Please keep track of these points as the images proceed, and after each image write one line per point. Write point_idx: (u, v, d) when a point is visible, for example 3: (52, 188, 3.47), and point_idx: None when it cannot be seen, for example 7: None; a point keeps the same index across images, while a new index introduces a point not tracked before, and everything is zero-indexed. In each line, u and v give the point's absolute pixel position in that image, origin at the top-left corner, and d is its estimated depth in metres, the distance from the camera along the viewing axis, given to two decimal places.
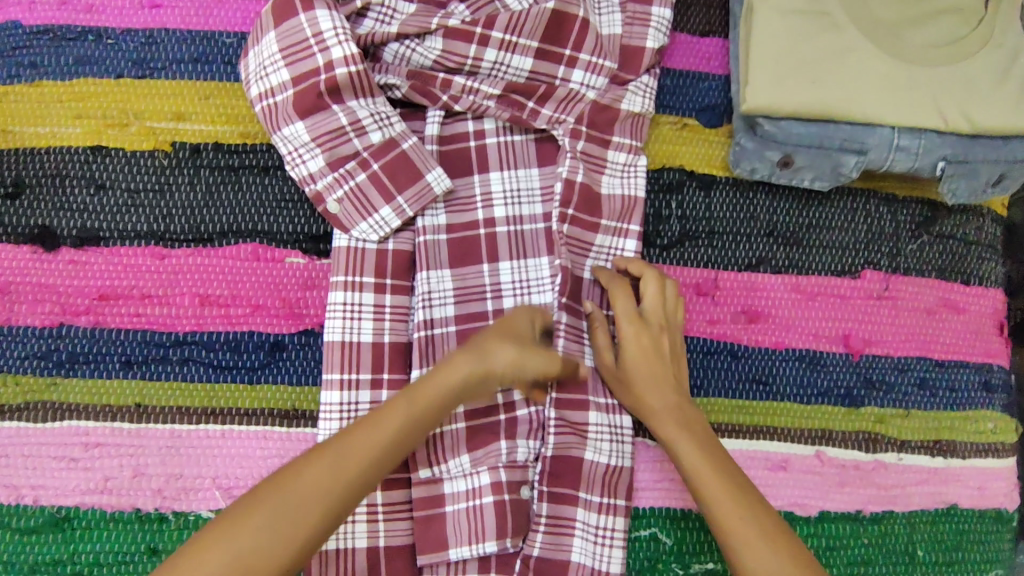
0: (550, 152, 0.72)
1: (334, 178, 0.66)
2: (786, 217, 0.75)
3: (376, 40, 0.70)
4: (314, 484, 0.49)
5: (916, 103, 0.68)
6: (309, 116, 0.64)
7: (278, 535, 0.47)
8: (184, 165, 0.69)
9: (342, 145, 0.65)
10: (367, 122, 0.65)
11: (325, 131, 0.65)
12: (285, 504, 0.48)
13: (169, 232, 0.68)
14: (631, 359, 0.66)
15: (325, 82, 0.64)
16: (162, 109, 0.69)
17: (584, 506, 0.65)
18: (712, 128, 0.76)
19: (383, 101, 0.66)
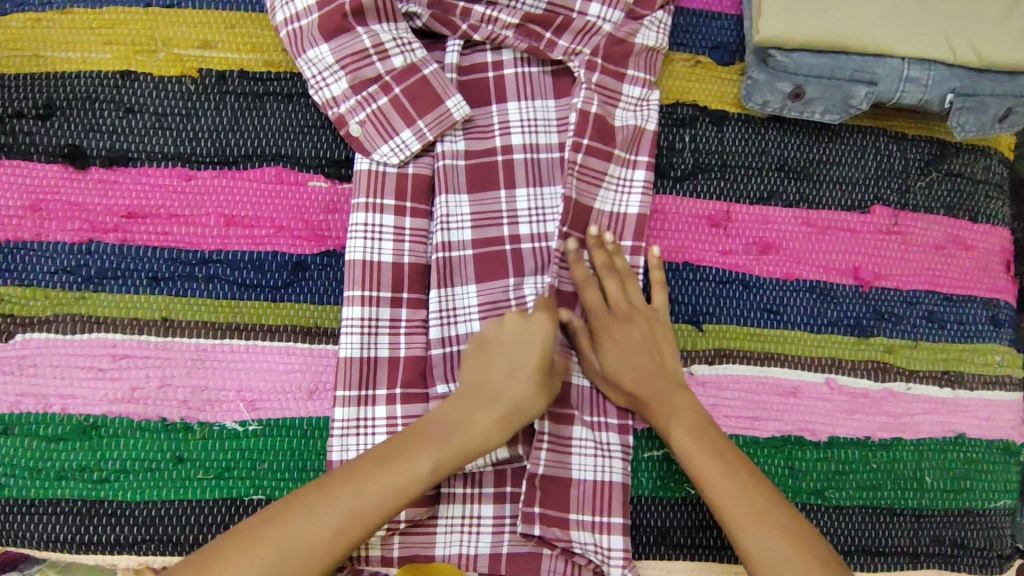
0: (566, 84, 0.73)
1: (356, 102, 0.67)
2: (797, 153, 0.76)
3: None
4: (355, 492, 0.55)
5: (924, 36, 0.69)
6: (334, 38, 0.66)
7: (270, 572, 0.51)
8: (210, 91, 0.70)
9: (364, 69, 0.67)
10: (390, 46, 0.67)
11: (349, 53, 0.66)
12: (337, 501, 0.54)
13: (195, 154, 0.69)
14: (614, 358, 0.66)
15: (351, 4, 0.65)
16: (190, 37, 0.71)
17: (580, 423, 0.66)
18: (725, 65, 0.77)
19: (405, 27, 0.68)
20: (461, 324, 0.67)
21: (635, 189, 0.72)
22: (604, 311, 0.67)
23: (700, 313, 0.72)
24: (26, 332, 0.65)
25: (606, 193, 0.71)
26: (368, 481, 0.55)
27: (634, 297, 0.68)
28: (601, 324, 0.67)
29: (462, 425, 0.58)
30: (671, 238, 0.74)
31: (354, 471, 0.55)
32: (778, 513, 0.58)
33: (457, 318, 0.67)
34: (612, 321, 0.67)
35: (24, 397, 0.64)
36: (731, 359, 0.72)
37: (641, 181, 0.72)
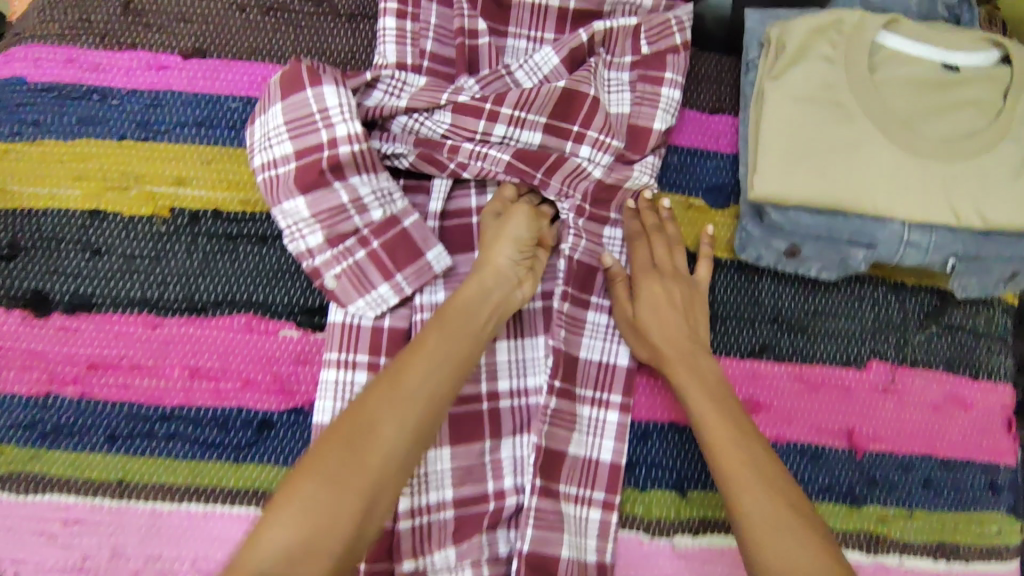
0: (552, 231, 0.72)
1: (333, 254, 0.64)
2: (792, 303, 0.73)
3: (382, 113, 0.69)
4: (417, 380, 0.55)
5: (928, 200, 0.66)
6: (310, 192, 0.63)
7: (361, 461, 0.50)
8: (182, 232, 0.68)
9: (341, 222, 0.64)
10: (368, 200, 0.64)
11: (326, 208, 0.63)
12: (400, 401, 0.53)
13: (162, 300, 0.66)
14: (644, 306, 0.66)
15: (328, 160, 0.63)
16: (162, 173, 0.68)
17: None
18: (720, 208, 0.74)
19: (386, 176, 0.65)
20: (432, 491, 0.64)
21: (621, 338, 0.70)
22: (639, 270, 0.68)
23: (687, 477, 0.68)
24: None
25: (592, 342, 0.69)
26: (422, 367, 0.55)
27: (665, 258, 0.68)
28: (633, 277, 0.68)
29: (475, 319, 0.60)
30: (655, 395, 0.70)
31: (412, 359, 0.56)
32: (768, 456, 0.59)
33: (428, 484, 0.64)
34: (645, 273, 0.68)
35: None
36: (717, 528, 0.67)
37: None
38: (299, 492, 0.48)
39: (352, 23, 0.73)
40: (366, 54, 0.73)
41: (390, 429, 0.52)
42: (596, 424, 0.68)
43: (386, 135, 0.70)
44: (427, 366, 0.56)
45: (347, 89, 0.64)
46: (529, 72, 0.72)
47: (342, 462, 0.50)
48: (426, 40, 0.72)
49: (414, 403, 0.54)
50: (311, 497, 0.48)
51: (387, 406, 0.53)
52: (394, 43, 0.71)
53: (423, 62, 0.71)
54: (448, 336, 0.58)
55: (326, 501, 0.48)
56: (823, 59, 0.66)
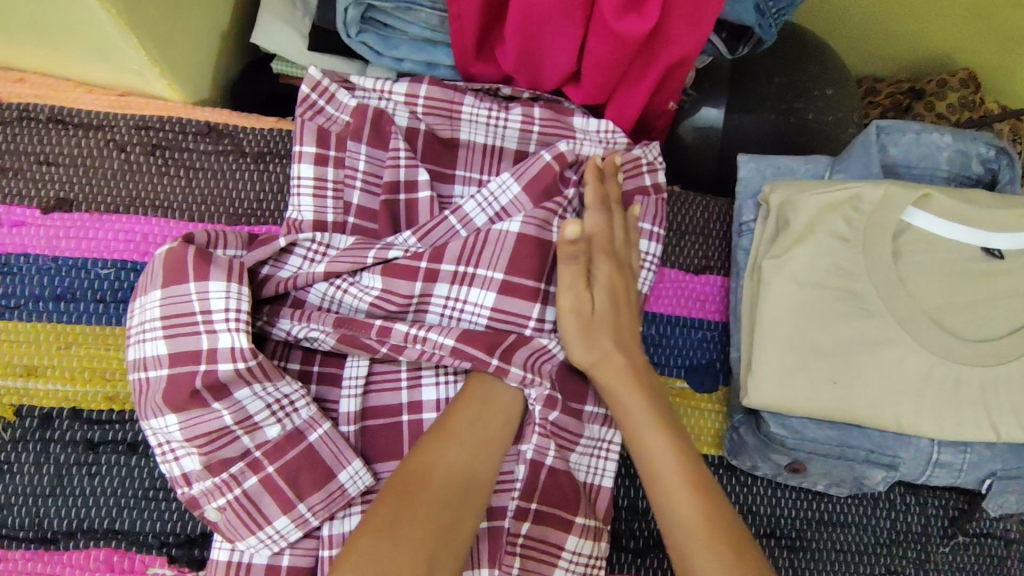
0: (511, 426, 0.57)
1: (213, 484, 0.50)
2: (791, 513, 0.60)
3: (296, 284, 0.55)
4: (458, 440, 0.50)
5: (963, 412, 0.53)
6: (183, 411, 0.49)
7: (439, 505, 0.46)
8: (31, 438, 0.54)
9: (224, 447, 0.50)
10: (261, 418, 0.52)
11: (203, 433, 0.50)
12: (452, 463, 0.48)
13: (5, 527, 0.53)
14: (603, 299, 0.55)
15: (205, 378, 0.50)
16: (9, 361, 0.55)
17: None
18: (706, 392, 0.61)
19: (288, 382, 0.53)
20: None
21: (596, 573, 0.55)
22: (598, 244, 0.56)
23: None
24: None
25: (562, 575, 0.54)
26: (464, 423, 0.51)
27: (623, 236, 0.58)
28: (591, 252, 0.56)
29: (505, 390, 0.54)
30: None
31: (448, 422, 0.51)
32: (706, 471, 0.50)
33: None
34: (600, 249, 0.56)
35: None
36: None
37: (602, 561, 0.55)
38: (375, 534, 0.44)
39: (259, 165, 0.60)
40: (275, 202, 0.60)
41: (449, 485, 0.47)
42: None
43: (301, 311, 0.55)
44: (471, 419, 0.51)
45: (240, 283, 0.52)
46: (483, 202, 0.58)
47: (411, 514, 0.45)
48: (351, 191, 0.59)
49: (462, 458, 0.49)
50: (403, 538, 0.44)
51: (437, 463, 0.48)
52: (312, 196, 0.58)
53: (347, 218, 0.59)
54: (484, 407, 0.52)
55: (403, 547, 0.43)
56: (834, 237, 0.54)
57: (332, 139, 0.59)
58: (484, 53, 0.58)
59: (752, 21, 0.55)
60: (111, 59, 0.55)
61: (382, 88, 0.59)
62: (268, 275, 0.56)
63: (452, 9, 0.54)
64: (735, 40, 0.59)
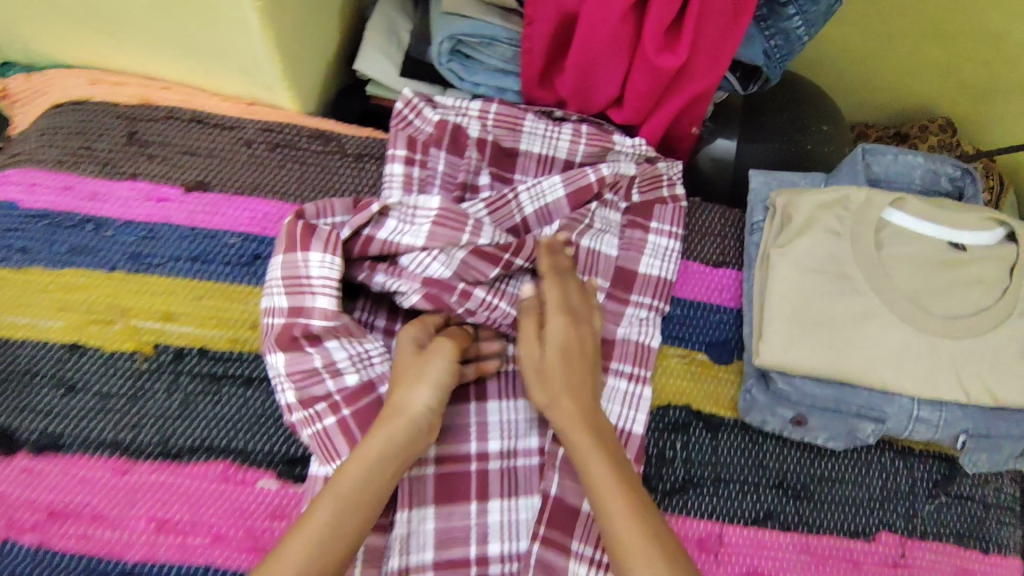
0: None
1: (305, 416, 0.61)
2: (797, 468, 0.71)
3: (397, 249, 0.66)
4: (354, 478, 0.54)
5: (939, 376, 0.64)
6: (290, 351, 0.62)
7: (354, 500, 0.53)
8: (164, 371, 0.65)
9: (314, 386, 0.62)
10: (343, 364, 0.63)
11: (301, 370, 0.62)
12: (347, 501, 0.53)
13: (135, 443, 0.63)
14: (561, 339, 0.63)
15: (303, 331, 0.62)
16: (151, 308, 0.66)
17: None
18: (723, 364, 0.73)
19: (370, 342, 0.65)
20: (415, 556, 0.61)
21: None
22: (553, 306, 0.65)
23: None
24: None
25: None
26: (364, 462, 0.55)
27: (578, 301, 0.66)
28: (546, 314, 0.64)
29: (415, 403, 0.58)
30: None
31: (353, 461, 0.55)
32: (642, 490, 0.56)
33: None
34: (557, 308, 0.64)
35: None
36: None
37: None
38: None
39: (359, 164, 0.74)
40: (369, 194, 0.73)
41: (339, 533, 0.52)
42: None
43: (393, 268, 0.67)
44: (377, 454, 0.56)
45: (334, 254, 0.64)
46: (533, 198, 0.71)
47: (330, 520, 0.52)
48: (432, 187, 0.71)
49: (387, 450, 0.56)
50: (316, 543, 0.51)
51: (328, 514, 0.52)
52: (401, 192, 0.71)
53: None
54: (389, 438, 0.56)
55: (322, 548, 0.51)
56: (829, 232, 0.66)
57: (419, 146, 0.72)
58: (545, 82, 0.72)
59: (761, 62, 0.69)
60: (250, 71, 0.69)
61: (461, 105, 0.73)
62: (368, 235, 0.67)
63: (524, 45, 0.68)
64: (747, 79, 0.74)
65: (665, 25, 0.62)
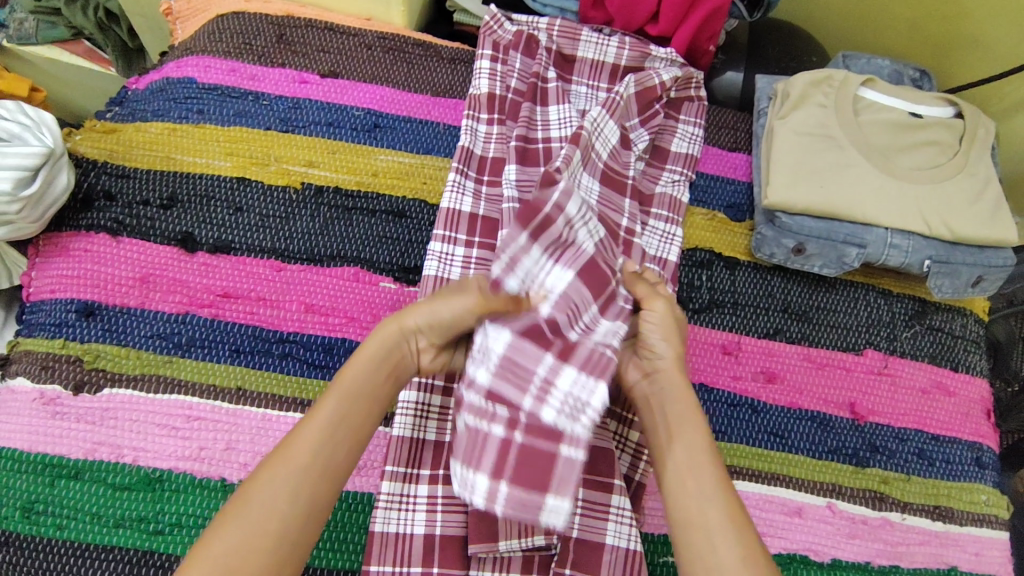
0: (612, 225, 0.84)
1: (440, 237, 0.82)
2: (800, 298, 0.88)
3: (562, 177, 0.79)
4: (307, 445, 0.56)
5: (906, 212, 0.84)
6: (446, 213, 0.83)
7: (291, 476, 0.55)
8: (308, 202, 0.84)
9: (452, 221, 0.83)
10: (448, 192, 0.85)
11: (446, 215, 0.83)
12: (280, 469, 0.55)
13: (287, 251, 0.81)
14: (668, 381, 0.64)
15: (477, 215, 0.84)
16: (298, 157, 0.86)
17: (620, 492, 0.70)
18: (738, 221, 0.92)
19: (461, 177, 0.86)
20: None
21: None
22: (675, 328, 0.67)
23: (713, 431, 0.80)
24: (113, 387, 0.72)
25: None
26: (320, 426, 0.57)
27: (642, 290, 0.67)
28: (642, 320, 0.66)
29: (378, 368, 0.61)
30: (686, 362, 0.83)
31: (305, 426, 0.57)
32: (750, 528, 0.57)
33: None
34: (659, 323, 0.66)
35: (100, 445, 0.69)
36: (739, 475, 0.78)
37: (669, 293, 0.83)
38: (207, 545, 0.52)
39: (452, 65, 0.95)
40: (461, 86, 0.94)
41: (283, 495, 0.54)
42: None
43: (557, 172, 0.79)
44: (332, 419, 0.58)
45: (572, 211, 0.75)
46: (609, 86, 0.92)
47: (260, 502, 0.54)
48: (511, 79, 0.92)
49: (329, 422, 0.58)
50: (247, 519, 0.53)
51: (281, 472, 0.55)
52: (488, 79, 0.92)
53: (508, 94, 0.92)
54: (345, 390, 0.59)
55: (251, 526, 0.52)
56: (817, 106, 0.87)
57: (501, 48, 0.94)
58: (597, 3, 0.95)
59: None
60: None
61: (533, 21, 0.95)
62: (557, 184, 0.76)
63: None
64: (752, 7, 0.96)
65: None
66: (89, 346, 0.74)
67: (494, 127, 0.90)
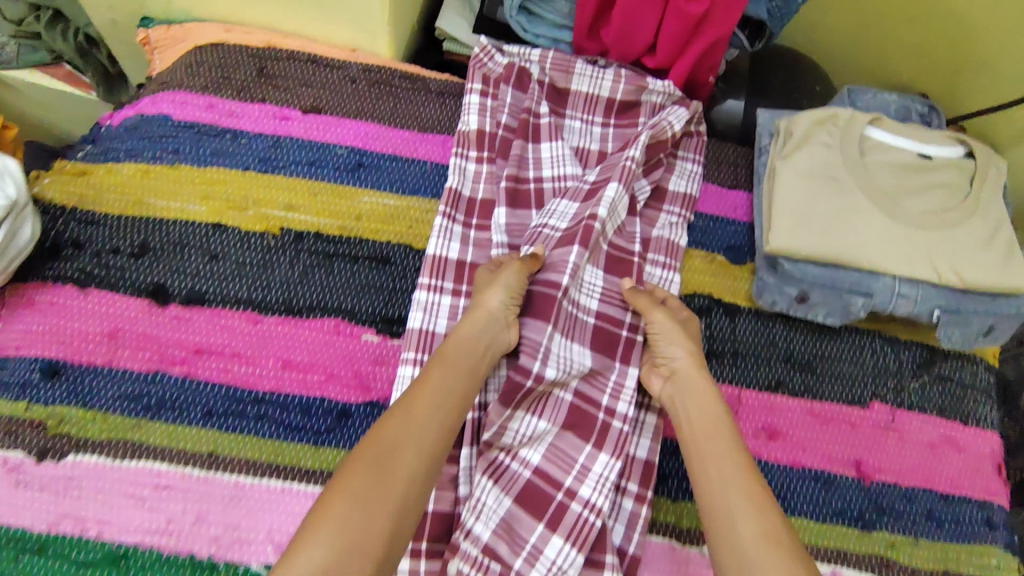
0: (615, 266, 0.83)
1: (424, 286, 0.78)
2: (803, 347, 0.84)
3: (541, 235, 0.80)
4: (426, 410, 0.62)
5: (915, 259, 0.79)
6: (431, 260, 0.79)
7: (419, 432, 0.60)
8: (287, 248, 0.80)
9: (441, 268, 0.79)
10: (434, 237, 0.81)
11: (432, 263, 0.79)
12: (409, 424, 0.60)
13: (264, 302, 0.77)
14: (691, 380, 0.71)
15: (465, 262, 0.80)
16: (277, 200, 0.82)
17: (612, 568, 0.67)
18: (739, 264, 0.88)
19: (448, 220, 0.82)
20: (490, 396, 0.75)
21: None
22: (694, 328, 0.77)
23: None
24: (78, 453, 0.68)
25: None
26: (432, 395, 0.63)
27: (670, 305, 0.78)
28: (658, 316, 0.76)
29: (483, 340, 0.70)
30: None
31: (421, 389, 0.63)
32: (777, 513, 0.59)
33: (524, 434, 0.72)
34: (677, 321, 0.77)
35: (63, 518, 0.65)
36: None
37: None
38: (328, 512, 0.53)
39: (441, 99, 0.91)
40: (450, 120, 0.90)
41: (407, 446, 0.59)
42: (636, 424, 0.76)
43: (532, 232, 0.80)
44: (440, 386, 0.64)
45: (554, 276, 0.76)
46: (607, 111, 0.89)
47: (390, 448, 0.58)
48: (501, 115, 0.88)
49: (447, 393, 0.64)
50: (380, 463, 0.57)
51: (406, 427, 0.60)
52: (477, 115, 0.88)
53: (498, 130, 0.87)
54: (448, 364, 0.66)
55: (381, 479, 0.56)
56: (822, 145, 0.82)
57: (491, 82, 0.89)
58: (592, 34, 0.91)
59: (764, 16, 0.87)
60: (360, 18, 0.87)
61: (524, 52, 0.90)
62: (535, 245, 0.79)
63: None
64: (754, 36, 0.90)
65: None
66: (53, 409, 0.70)
67: (484, 166, 0.86)
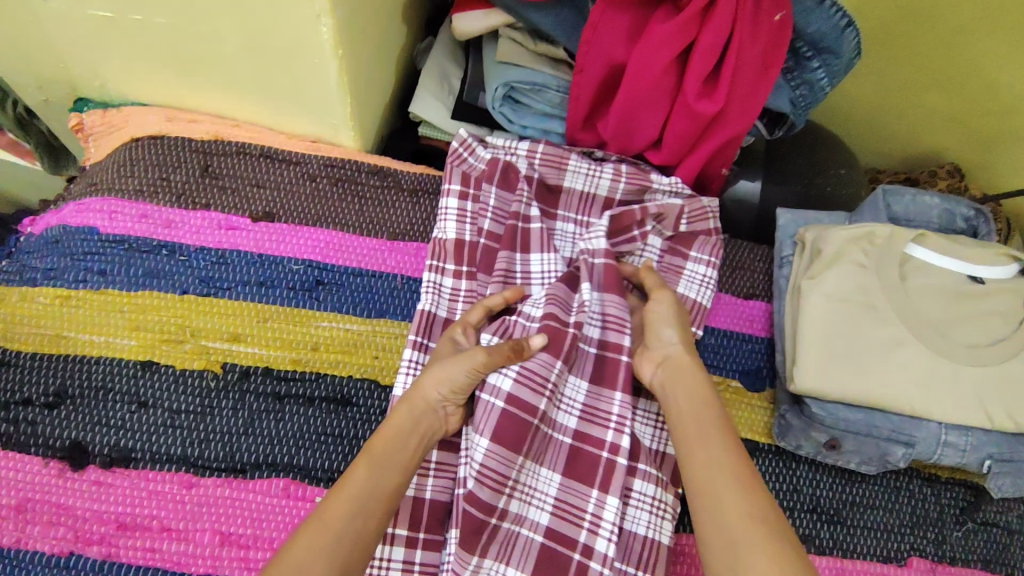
0: (605, 372, 0.70)
1: None
2: (830, 493, 0.73)
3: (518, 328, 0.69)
4: (342, 516, 0.52)
5: (964, 402, 0.68)
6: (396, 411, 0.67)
7: (334, 543, 0.50)
8: (230, 389, 0.68)
9: None
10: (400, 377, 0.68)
11: None
12: (323, 528, 0.51)
13: (201, 459, 0.65)
14: (677, 369, 0.65)
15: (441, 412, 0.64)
16: (220, 329, 0.70)
17: None
18: (756, 391, 0.76)
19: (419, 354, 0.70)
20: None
21: (665, 513, 0.66)
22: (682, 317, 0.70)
23: None
24: None
25: (638, 512, 0.66)
26: (353, 498, 0.54)
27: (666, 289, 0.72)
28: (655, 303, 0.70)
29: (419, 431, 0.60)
30: None
31: (340, 492, 0.54)
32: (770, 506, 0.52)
33: None
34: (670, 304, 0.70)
35: None
36: None
37: (669, 504, 0.66)
38: None
39: (413, 198, 0.80)
40: (425, 222, 0.79)
41: (317, 563, 0.49)
42: None
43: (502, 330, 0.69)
44: (362, 490, 0.55)
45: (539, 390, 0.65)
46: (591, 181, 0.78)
47: (304, 552, 0.49)
48: (483, 219, 0.76)
49: (371, 498, 0.54)
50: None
51: (316, 543, 0.50)
52: (454, 222, 0.76)
53: (479, 239, 0.76)
54: (373, 459, 0.57)
55: None
56: (855, 264, 0.71)
57: (473, 181, 0.78)
58: (587, 124, 0.79)
59: (787, 110, 0.76)
60: (317, 109, 0.76)
61: (511, 145, 0.79)
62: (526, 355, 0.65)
63: (573, 91, 0.74)
64: (773, 124, 0.80)
65: (702, 76, 0.69)
66: None
67: (463, 283, 0.74)
